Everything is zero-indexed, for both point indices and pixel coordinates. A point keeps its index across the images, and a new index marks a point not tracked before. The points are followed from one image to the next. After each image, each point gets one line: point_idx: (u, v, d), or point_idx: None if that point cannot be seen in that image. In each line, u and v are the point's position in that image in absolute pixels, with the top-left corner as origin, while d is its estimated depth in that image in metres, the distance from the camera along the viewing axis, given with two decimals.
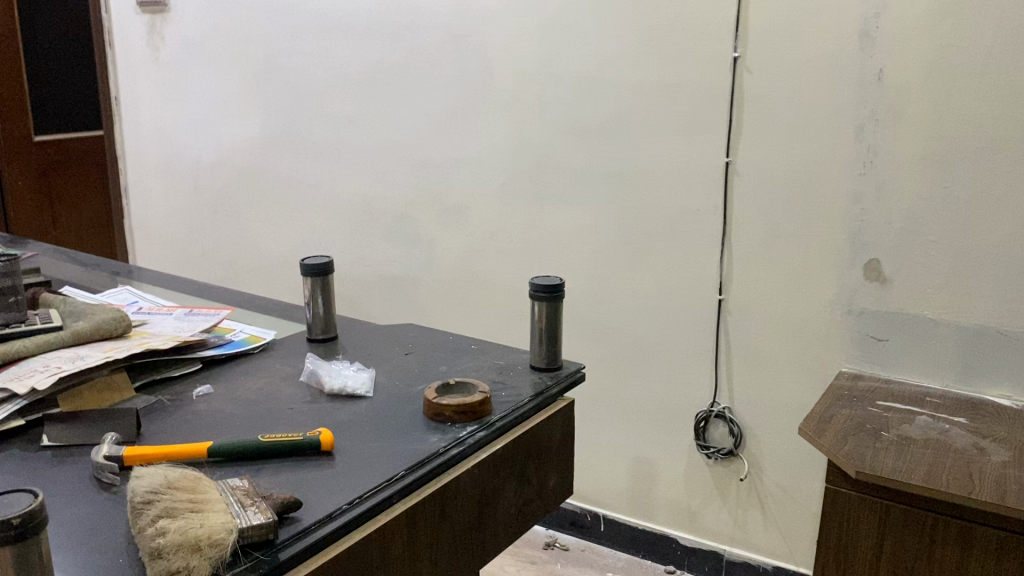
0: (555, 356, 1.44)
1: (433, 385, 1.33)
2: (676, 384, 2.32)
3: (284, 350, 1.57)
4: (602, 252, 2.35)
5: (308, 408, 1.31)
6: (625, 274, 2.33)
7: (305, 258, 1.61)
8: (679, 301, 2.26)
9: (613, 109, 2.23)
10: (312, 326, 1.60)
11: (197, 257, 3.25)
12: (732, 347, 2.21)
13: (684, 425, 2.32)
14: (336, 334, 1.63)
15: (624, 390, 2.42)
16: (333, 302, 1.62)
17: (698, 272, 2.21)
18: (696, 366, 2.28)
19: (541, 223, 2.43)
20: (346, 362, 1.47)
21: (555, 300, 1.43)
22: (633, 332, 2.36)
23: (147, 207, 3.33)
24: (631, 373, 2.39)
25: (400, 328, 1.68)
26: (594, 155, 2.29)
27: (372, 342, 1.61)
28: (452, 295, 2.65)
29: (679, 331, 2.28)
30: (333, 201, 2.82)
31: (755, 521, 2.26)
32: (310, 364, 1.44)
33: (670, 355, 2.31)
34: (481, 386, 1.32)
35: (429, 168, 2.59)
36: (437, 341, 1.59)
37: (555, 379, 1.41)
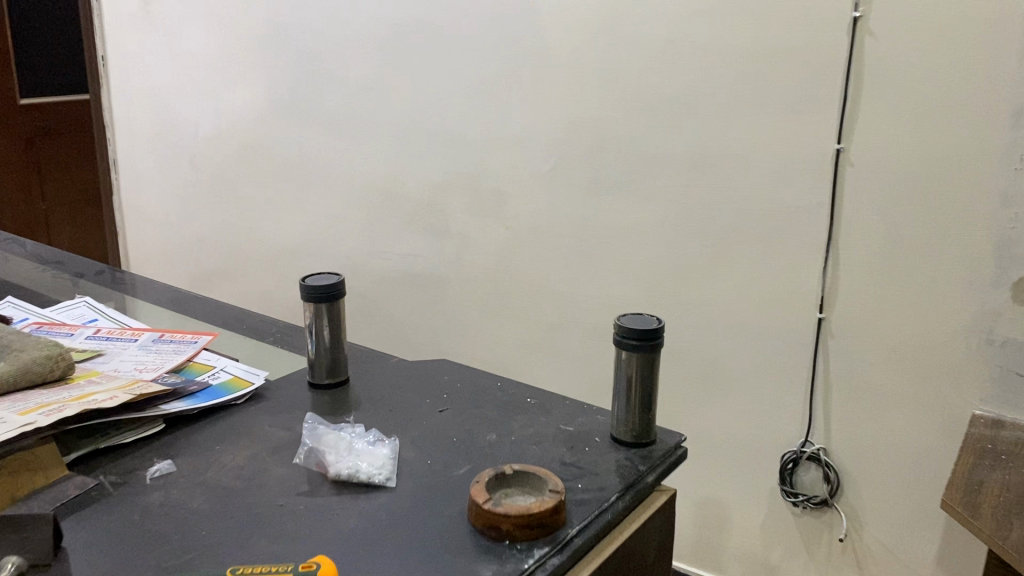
0: (648, 427, 1.05)
1: (480, 474, 0.93)
2: (758, 416, 1.92)
3: (278, 400, 1.18)
4: (671, 256, 1.94)
5: (304, 507, 0.92)
6: (700, 283, 1.92)
7: (308, 276, 1.21)
8: (767, 318, 1.86)
9: (691, 81, 1.81)
10: (315, 367, 1.21)
11: (193, 241, 2.86)
12: (832, 377, 1.81)
13: (766, 465, 1.93)
14: (346, 377, 1.23)
15: (692, 420, 2.02)
16: (344, 335, 1.22)
17: (792, 285, 1.81)
18: (785, 397, 1.87)
19: (597, 218, 2.02)
20: (359, 427, 1.07)
21: (651, 352, 1.02)
22: (707, 352, 1.96)
23: (138, 183, 2.94)
24: (702, 400, 2.00)
25: (435, 365, 1.29)
26: (666, 138, 1.87)
27: (395, 388, 1.21)
28: (486, 300, 2.25)
29: (765, 353, 1.88)
30: (347, 182, 2.42)
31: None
32: (310, 435, 1.04)
33: (752, 381, 1.91)
34: (549, 477, 0.92)
35: (462, 147, 2.18)
36: (482, 390, 1.20)
37: (650, 462, 1.02)
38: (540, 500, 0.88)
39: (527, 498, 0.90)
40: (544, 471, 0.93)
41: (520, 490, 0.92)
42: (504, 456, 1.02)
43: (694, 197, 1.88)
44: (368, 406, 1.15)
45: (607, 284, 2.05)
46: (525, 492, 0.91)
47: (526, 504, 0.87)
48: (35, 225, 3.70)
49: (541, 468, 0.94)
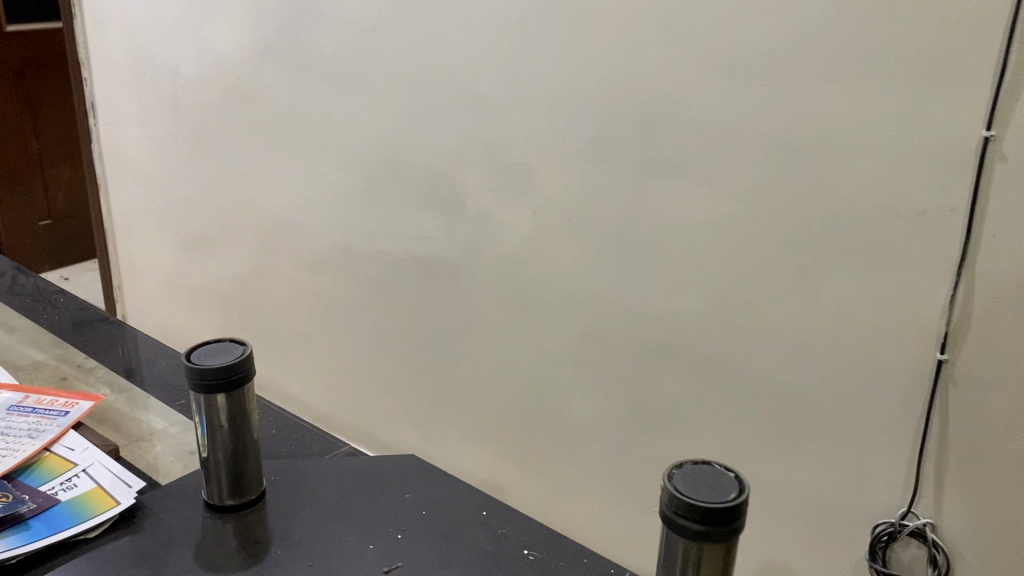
0: None
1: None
2: (843, 477, 1.48)
3: (149, 534, 0.78)
4: (740, 265, 1.48)
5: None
6: (775, 301, 1.46)
7: (201, 343, 0.81)
8: (863, 357, 1.39)
9: (779, 34, 1.32)
10: (211, 479, 0.81)
11: (177, 201, 2.46)
12: (951, 442, 1.33)
13: (850, 533, 1.51)
14: (261, 491, 0.84)
15: (754, 469, 1.58)
16: (255, 431, 0.82)
17: (903, 317, 1.33)
18: (880, 457, 1.42)
19: (644, 209, 1.56)
20: None
21: (728, 539, 0.61)
22: (779, 388, 1.50)
23: (118, 129, 2.55)
24: (767, 446, 1.55)
25: (398, 470, 0.89)
26: (742, 110, 1.39)
27: (334, 509, 0.82)
28: (507, 297, 1.83)
29: (859, 400, 1.41)
30: (347, 143, 2.00)
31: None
32: None
33: (838, 431, 1.46)
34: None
35: (482, 108, 1.73)
36: (461, 526, 0.80)
37: None
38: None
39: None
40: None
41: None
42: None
43: (777, 191, 1.40)
44: (278, 556, 0.76)
45: (656, 293, 1.59)
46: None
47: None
48: (30, 166, 3.34)
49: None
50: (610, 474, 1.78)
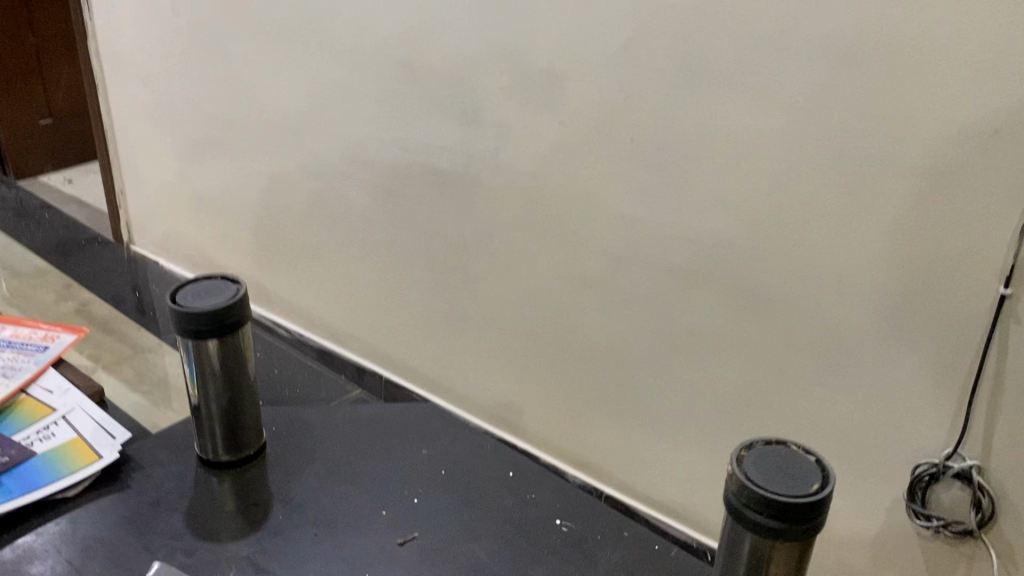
0: None
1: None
2: (864, 436, 1.17)
3: (138, 490, 0.70)
4: (769, 187, 1.12)
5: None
6: (809, 224, 1.11)
7: (191, 279, 0.71)
8: (915, 296, 1.06)
9: None
10: (205, 433, 0.72)
11: (183, 107, 2.11)
12: (1001, 392, 1.03)
13: (875, 484, 1.19)
14: (261, 444, 0.75)
15: (771, 431, 1.28)
16: (252, 379, 0.73)
17: (952, 241, 1.01)
18: (925, 410, 1.11)
19: (686, 117, 1.17)
20: None
21: (806, 535, 0.51)
22: (802, 326, 1.18)
23: (116, 25, 2.19)
24: (785, 399, 1.24)
25: (414, 423, 0.81)
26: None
27: (345, 464, 0.74)
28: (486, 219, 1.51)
29: (902, 353, 1.10)
30: (360, 37, 1.56)
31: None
32: None
33: (872, 385, 1.14)
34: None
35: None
36: (484, 491, 0.72)
37: None
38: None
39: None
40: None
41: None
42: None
43: (825, 96, 1.04)
44: (280, 521, 0.68)
45: (659, 219, 1.26)
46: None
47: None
48: (28, 57, 3.02)
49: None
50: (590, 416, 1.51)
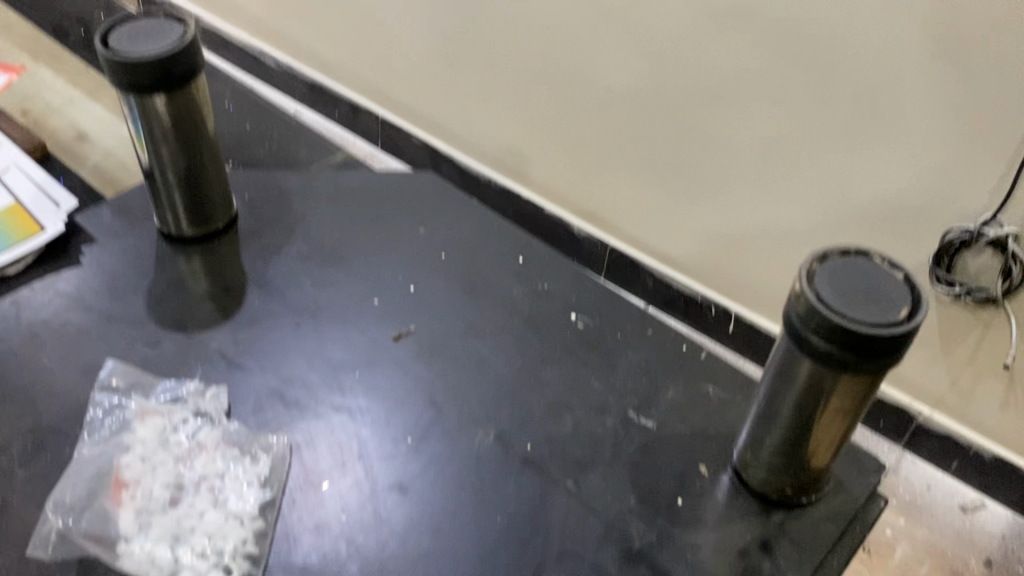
0: (819, 472, 0.49)
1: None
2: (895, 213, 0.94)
3: (94, 266, 0.62)
4: None
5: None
6: None
7: (126, 19, 0.56)
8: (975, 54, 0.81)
9: None
10: (164, 207, 0.62)
11: None
12: None
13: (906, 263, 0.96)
14: (229, 217, 0.65)
15: (773, 217, 1.05)
16: (214, 145, 0.61)
17: None
18: (963, 197, 0.88)
19: None
20: (220, 392, 0.54)
21: (877, 372, 0.42)
22: (837, 77, 0.90)
23: None
24: (795, 170, 1.00)
25: (409, 196, 0.71)
26: None
27: (332, 245, 0.65)
28: None
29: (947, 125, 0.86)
30: None
31: (985, 458, 1.01)
32: (100, 451, 0.50)
33: (904, 159, 0.90)
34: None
35: None
36: (489, 281, 0.64)
37: (815, 551, 0.49)
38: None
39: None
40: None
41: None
42: (514, 527, 0.49)
43: None
44: (257, 309, 0.60)
45: None
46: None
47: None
48: None
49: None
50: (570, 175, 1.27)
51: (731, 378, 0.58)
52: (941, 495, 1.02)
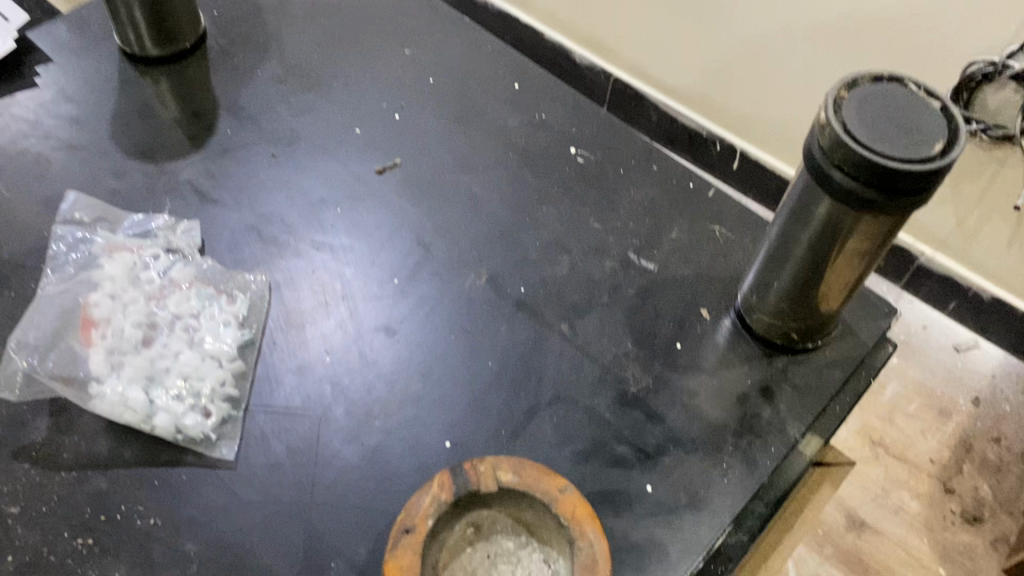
0: (828, 316, 0.47)
1: (422, 494, 0.39)
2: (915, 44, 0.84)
3: (51, 89, 0.57)
4: None
5: (42, 520, 0.41)
6: None
7: None
8: None
9: None
10: (122, 23, 0.56)
11: None
12: None
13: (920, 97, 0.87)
14: (197, 35, 0.60)
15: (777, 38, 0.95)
16: None
17: None
18: (990, 28, 0.78)
19: None
20: (192, 226, 0.50)
21: (904, 212, 0.39)
22: None
23: None
24: None
25: (394, 16, 0.65)
26: None
27: (310, 68, 0.60)
28: None
29: None
30: None
31: (983, 298, 0.97)
32: (67, 286, 0.47)
33: None
34: (575, 530, 0.38)
35: None
36: (481, 111, 0.59)
37: (819, 395, 0.47)
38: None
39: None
40: (563, 512, 0.39)
41: (485, 570, 0.39)
42: (505, 371, 0.47)
43: None
44: (230, 138, 0.55)
45: None
46: (535, 560, 0.40)
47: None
48: None
49: (555, 494, 0.39)
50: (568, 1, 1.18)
51: (738, 217, 0.55)
52: (936, 334, 1.01)
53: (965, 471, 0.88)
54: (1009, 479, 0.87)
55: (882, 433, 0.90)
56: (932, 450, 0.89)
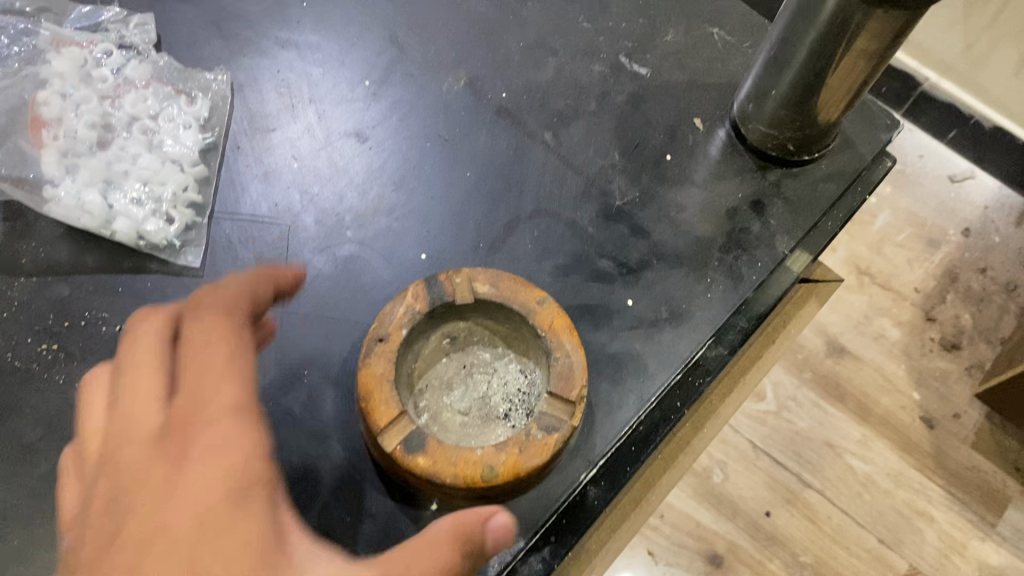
0: (828, 126, 0.44)
1: (397, 303, 0.37)
2: None
3: None
4: None
5: (4, 325, 0.40)
6: None
7: None
8: None
9: None
10: None
11: None
12: None
13: None
14: None
15: None
16: None
17: None
18: None
19: None
20: (147, 22, 0.47)
21: (920, 6, 0.35)
22: None
23: None
24: None
25: None
26: None
27: None
28: None
29: None
30: None
31: (984, 128, 0.82)
32: (13, 82, 0.43)
33: None
34: (552, 341, 0.36)
35: None
36: None
37: (812, 210, 0.45)
38: (499, 453, 0.33)
39: (467, 434, 0.37)
40: (540, 323, 0.37)
41: (460, 380, 0.39)
42: (484, 181, 0.44)
43: None
44: None
45: None
46: (512, 370, 0.39)
47: (472, 475, 0.33)
48: None
49: (533, 306, 0.37)
50: None
51: (739, 20, 0.51)
52: (932, 165, 0.85)
53: (948, 300, 0.76)
54: (990, 311, 0.75)
55: (869, 262, 0.78)
56: (917, 279, 0.77)
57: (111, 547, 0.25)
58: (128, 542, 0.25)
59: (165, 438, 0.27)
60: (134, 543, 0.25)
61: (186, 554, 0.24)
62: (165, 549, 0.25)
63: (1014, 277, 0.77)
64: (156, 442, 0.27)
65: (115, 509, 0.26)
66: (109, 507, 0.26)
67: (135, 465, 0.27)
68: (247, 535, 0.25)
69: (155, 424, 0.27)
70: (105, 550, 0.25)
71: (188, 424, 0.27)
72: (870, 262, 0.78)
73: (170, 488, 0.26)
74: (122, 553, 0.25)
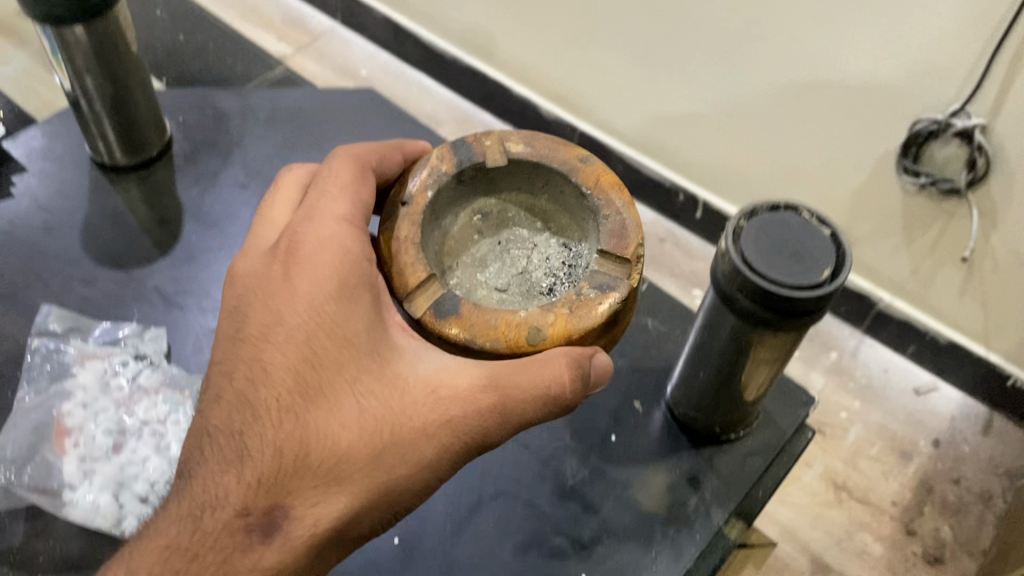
0: (748, 409, 0.51)
1: (423, 170, 0.46)
2: (860, 106, 0.84)
3: (27, 201, 0.61)
4: None
5: None
6: None
7: None
8: None
9: None
10: (89, 138, 0.61)
11: None
12: None
13: (864, 155, 0.88)
14: (161, 143, 0.64)
15: (725, 95, 0.96)
16: (138, 69, 0.59)
17: None
18: (923, 96, 0.79)
19: None
20: (159, 335, 0.54)
21: (799, 327, 0.43)
22: None
23: None
24: (759, 58, 0.88)
25: (349, 114, 0.70)
26: None
27: (271, 175, 0.64)
28: None
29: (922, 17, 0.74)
30: None
31: (940, 342, 0.95)
32: (43, 400, 0.50)
33: (857, 58, 0.81)
34: (600, 196, 0.45)
35: None
36: None
37: (743, 481, 0.51)
38: (547, 314, 0.41)
39: (511, 302, 0.45)
40: (587, 180, 0.46)
41: (495, 256, 0.47)
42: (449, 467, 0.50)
43: None
44: (194, 243, 0.59)
45: None
46: (551, 244, 0.48)
47: (520, 323, 0.41)
48: None
49: (576, 163, 0.46)
50: (523, 69, 1.21)
51: (669, 309, 0.59)
52: (896, 378, 0.99)
53: (926, 513, 0.86)
54: (969, 521, 0.85)
55: (846, 478, 0.89)
56: (893, 492, 0.88)
57: (243, 340, 0.39)
58: (254, 341, 0.39)
59: (280, 258, 0.41)
60: (257, 334, 0.39)
61: (303, 355, 0.38)
62: (291, 349, 0.38)
63: (988, 485, 0.88)
64: (274, 264, 0.41)
65: (246, 303, 0.40)
66: (245, 297, 0.41)
67: (256, 269, 0.41)
68: (357, 345, 0.39)
69: (270, 248, 0.42)
70: (241, 340, 0.39)
71: (300, 240, 0.41)
72: (847, 476, 0.89)
73: (291, 292, 0.39)
74: (250, 354, 0.39)
